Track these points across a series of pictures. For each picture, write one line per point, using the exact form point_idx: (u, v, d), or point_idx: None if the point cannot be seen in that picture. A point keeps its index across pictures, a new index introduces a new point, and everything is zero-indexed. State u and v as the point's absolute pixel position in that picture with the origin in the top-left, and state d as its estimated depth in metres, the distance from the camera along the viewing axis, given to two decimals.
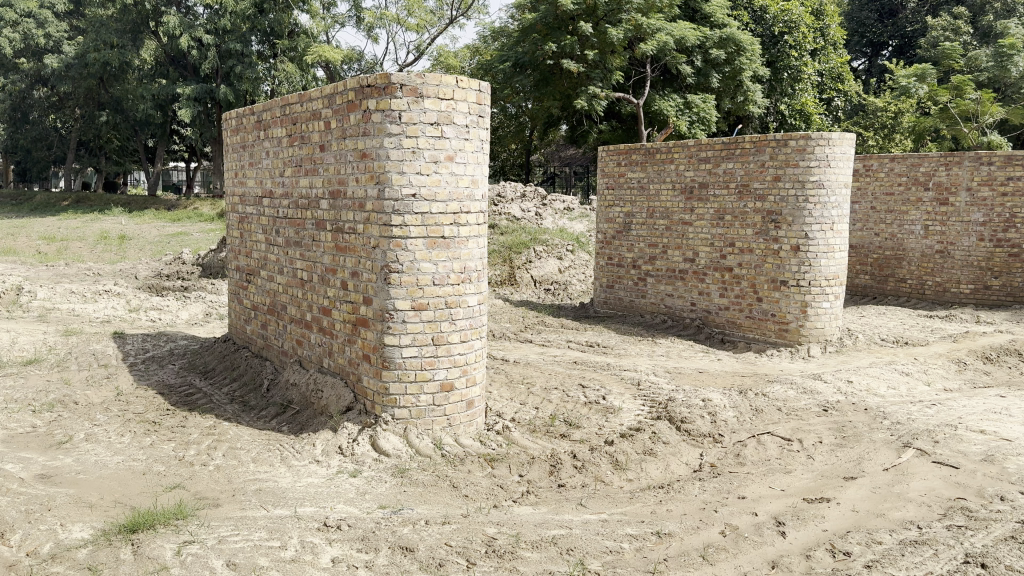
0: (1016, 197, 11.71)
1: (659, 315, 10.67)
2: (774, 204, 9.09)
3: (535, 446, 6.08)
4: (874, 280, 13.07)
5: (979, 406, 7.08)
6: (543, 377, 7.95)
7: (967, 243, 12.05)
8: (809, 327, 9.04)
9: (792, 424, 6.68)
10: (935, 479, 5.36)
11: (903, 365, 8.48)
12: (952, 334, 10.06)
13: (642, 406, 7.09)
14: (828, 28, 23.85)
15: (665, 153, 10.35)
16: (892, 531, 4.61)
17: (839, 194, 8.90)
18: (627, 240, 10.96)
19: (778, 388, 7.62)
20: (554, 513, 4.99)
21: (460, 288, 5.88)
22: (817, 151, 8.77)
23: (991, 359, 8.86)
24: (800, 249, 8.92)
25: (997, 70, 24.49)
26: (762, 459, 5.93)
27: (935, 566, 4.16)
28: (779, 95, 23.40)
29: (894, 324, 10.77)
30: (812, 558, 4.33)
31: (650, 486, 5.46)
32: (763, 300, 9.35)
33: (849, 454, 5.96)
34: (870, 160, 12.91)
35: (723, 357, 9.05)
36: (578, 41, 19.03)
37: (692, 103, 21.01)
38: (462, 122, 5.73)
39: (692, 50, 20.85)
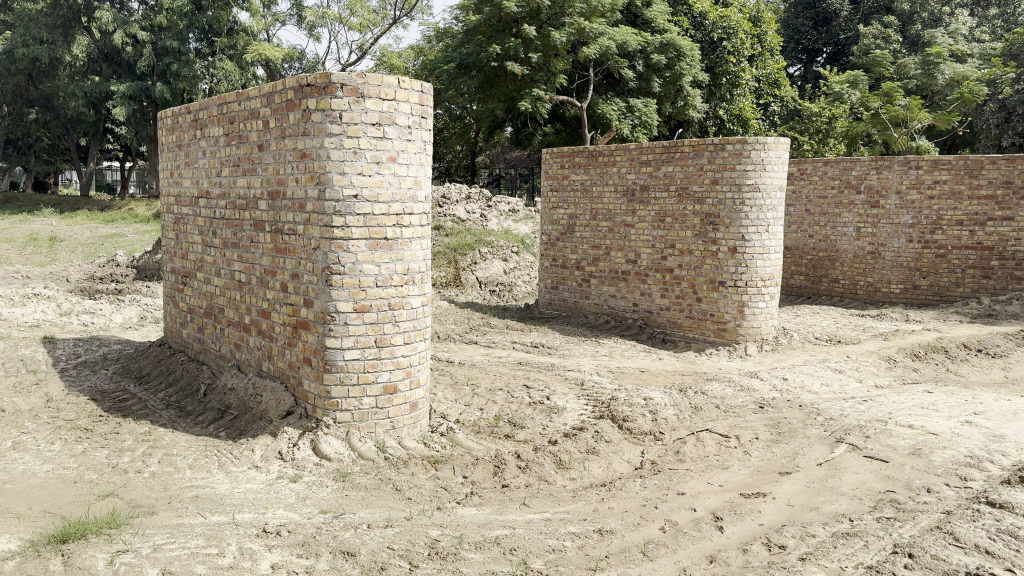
0: (942, 200, 12.08)
1: (602, 316, 10.78)
2: (713, 206, 9.28)
3: (479, 447, 6.08)
4: (809, 281, 13.44)
5: (908, 402, 7.32)
6: (487, 378, 7.96)
7: (897, 244, 12.47)
8: (746, 326, 9.26)
9: (730, 421, 6.82)
10: (866, 473, 5.54)
11: (837, 363, 8.74)
12: (883, 333, 10.38)
13: (585, 405, 7.16)
14: (765, 34, 24.57)
15: (606, 156, 10.45)
16: (825, 524, 4.74)
17: (774, 197, 9.15)
18: (571, 242, 11.05)
19: (716, 386, 7.77)
20: (497, 513, 5.00)
21: (403, 290, 5.85)
22: (753, 155, 8.98)
23: (919, 356, 9.18)
24: (737, 250, 9.12)
25: (924, 78, 25.66)
26: (701, 456, 6.04)
27: (866, 557, 4.29)
28: (718, 99, 23.85)
29: (828, 323, 11.07)
30: (749, 551, 4.43)
31: (592, 485, 5.52)
32: (702, 300, 9.53)
33: (785, 450, 6.11)
34: (804, 164, 13.25)
35: (665, 356, 9.19)
36: (521, 44, 19.14)
37: (634, 107, 21.28)
38: (404, 123, 5.71)
39: (634, 55, 21.09)
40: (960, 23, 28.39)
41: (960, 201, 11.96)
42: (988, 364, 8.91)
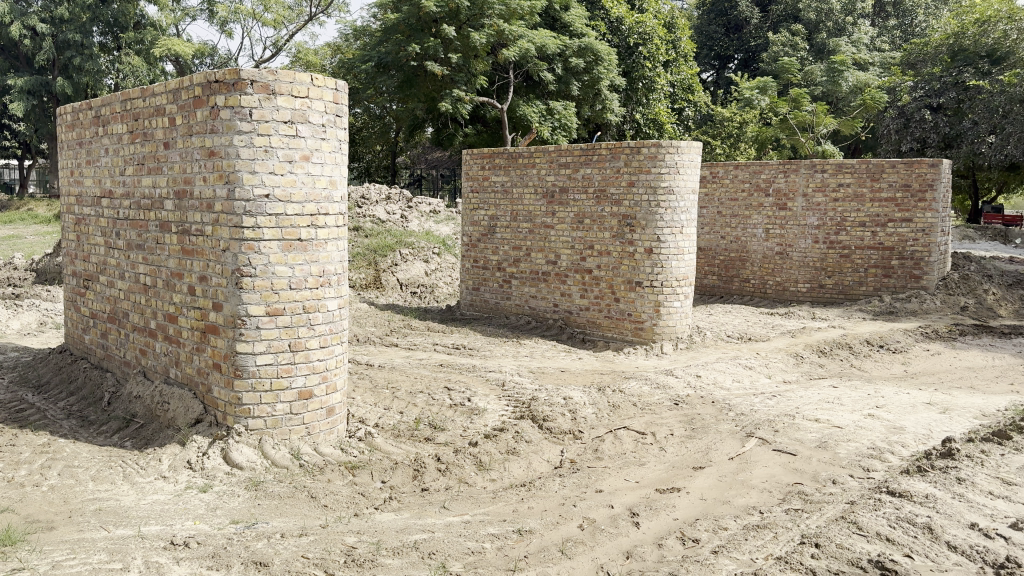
0: (846, 202, 12.59)
1: (523, 316, 10.78)
2: (629, 208, 9.43)
3: (398, 451, 5.99)
4: (721, 280, 13.80)
5: (815, 396, 7.60)
6: (407, 381, 7.86)
7: (803, 245, 12.93)
8: (662, 325, 9.45)
9: (646, 418, 6.93)
10: (775, 466, 5.71)
11: (747, 360, 8.99)
12: (791, 330, 10.75)
13: (506, 406, 7.15)
14: (679, 40, 25.19)
15: (526, 157, 10.47)
16: (737, 517, 4.86)
17: (688, 200, 9.39)
18: (492, 243, 10.99)
19: (633, 385, 7.89)
20: (416, 517, 4.94)
21: (318, 292, 5.72)
22: (667, 159, 9.18)
23: (825, 352, 9.54)
24: (653, 252, 9.31)
25: (830, 84, 26.97)
26: (619, 454, 6.11)
27: (775, 548, 4.40)
28: (634, 104, 24.31)
29: (740, 321, 11.39)
30: (664, 546, 4.50)
31: (512, 485, 5.51)
32: (620, 300, 9.67)
33: (698, 445, 6.25)
34: (716, 167, 13.58)
35: (584, 356, 9.27)
36: (441, 44, 19.04)
37: (554, 109, 21.49)
38: (317, 121, 5.58)
39: (553, 58, 21.20)
40: (863, 32, 29.78)
41: (863, 203, 12.50)
42: (889, 359, 9.33)
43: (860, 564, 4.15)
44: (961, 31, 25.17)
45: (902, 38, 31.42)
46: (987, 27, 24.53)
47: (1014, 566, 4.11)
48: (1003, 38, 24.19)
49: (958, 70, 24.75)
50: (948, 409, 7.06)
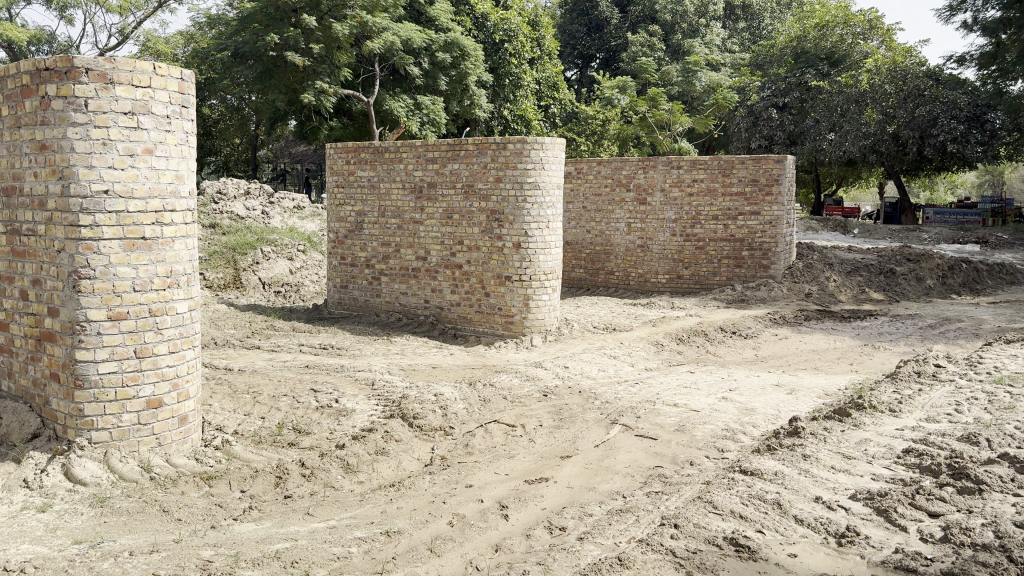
0: (700, 197, 13.16)
1: (394, 313, 10.57)
2: (497, 204, 9.50)
3: (258, 458, 5.76)
4: (587, 273, 14.14)
5: (674, 382, 7.93)
6: (270, 385, 7.55)
7: (662, 238, 13.44)
8: (531, 318, 9.59)
9: (516, 411, 6.99)
10: (638, 451, 5.90)
11: (612, 350, 9.25)
12: (652, 319, 11.16)
13: (375, 406, 7.01)
14: (544, 38, 25.64)
15: (392, 152, 10.25)
16: (601, 503, 4.98)
17: (553, 195, 9.57)
18: (360, 239, 10.69)
19: (503, 377, 7.95)
20: (278, 526, 4.77)
21: (165, 294, 5.40)
22: (533, 154, 9.31)
23: (683, 339, 9.94)
24: (521, 246, 9.42)
25: (685, 84, 28.15)
26: (489, 447, 6.13)
27: (637, 531, 4.54)
28: (502, 100, 24.41)
29: (606, 312, 11.71)
30: (532, 536, 4.54)
31: (381, 486, 5.42)
32: (490, 295, 9.71)
33: (566, 434, 6.37)
34: (580, 164, 13.88)
35: (455, 352, 9.24)
36: (302, 34, 18.49)
37: (422, 104, 21.27)
38: (161, 113, 5.26)
39: (420, 52, 20.86)
40: (714, 35, 31.32)
41: (716, 197, 13.09)
42: (741, 345, 9.85)
43: (716, 542, 4.33)
44: (802, 35, 26.88)
45: (750, 40, 33.26)
46: (826, 31, 26.31)
47: (853, 534, 4.41)
48: (840, 42, 26.05)
49: (801, 71, 26.48)
50: (795, 390, 7.53)
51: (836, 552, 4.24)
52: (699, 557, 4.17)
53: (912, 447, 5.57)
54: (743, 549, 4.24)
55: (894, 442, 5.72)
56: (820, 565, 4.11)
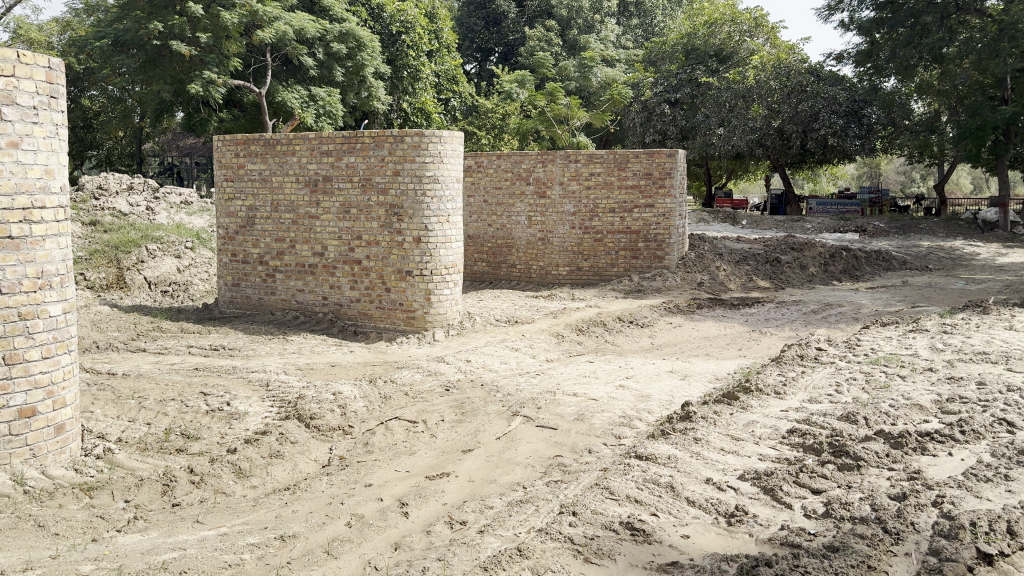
0: (597, 190, 13.38)
1: (290, 311, 10.26)
2: (396, 197, 9.39)
3: (143, 466, 5.51)
4: (490, 267, 14.17)
5: (574, 371, 8.06)
6: (157, 389, 7.23)
7: (562, 231, 13.60)
8: (433, 313, 9.53)
9: (417, 407, 6.92)
10: (539, 441, 5.96)
11: (513, 342, 9.30)
12: (553, 311, 11.29)
13: (270, 407, 6.81)
14: (441, 30, 25.57)
15: (285, 145, 9.96)
16: (502, 494, 5.00)
17: (452, 189, 9.56)
18: (252, 235, 10.34)
19: (405, 373, 7.86)
20: (165, 536, 4.58)
21: (36, 296, 5.09)
22: (431, 148, 9.28)
23: (583, 330, 10.09)
24: (421, 241, 9.35)
25: (582, 79, 28.56)
26: (389, 445, 6.05)
27: (536, 521, 4.56)
28: (400, 92, 24.08)
29: (507, 305, 11.76)
30: (432, 532, 4.50)
31: (275, 490, 5.27)
32: (391, 290, 9.59)
33: (467, 428, 6.36)
34: (480, 157, 13.87)
35: (355, 349, 9.07)
36: (187, 23, 17.73)
37: (317, 96, 20.76)
38: (26, 104, 4.94)
39: (313, 42, 20.38)
40: (609, 31, 31.96)
41: (612, 190, 13.34)
42: (638, 334, 10.10)
43: (613, 527, 4.42)
44: (693, 32, 27.69)
45: (644, 36, 34.04)
46: (715, 28, 27.22)
47: (742, 513, 4.58)
48: (728, 39, 26.99)
49: (692, 67, 27.37)
50: (688, 375, 7.79)
51: (726, 532, 4.38)
52: (596, 543, 4.24)
53: (796, 427, 5.84)
54: (639, 533, 4.34)
55: (780, 422, 5.99)
56: (711, 544, 4.25)
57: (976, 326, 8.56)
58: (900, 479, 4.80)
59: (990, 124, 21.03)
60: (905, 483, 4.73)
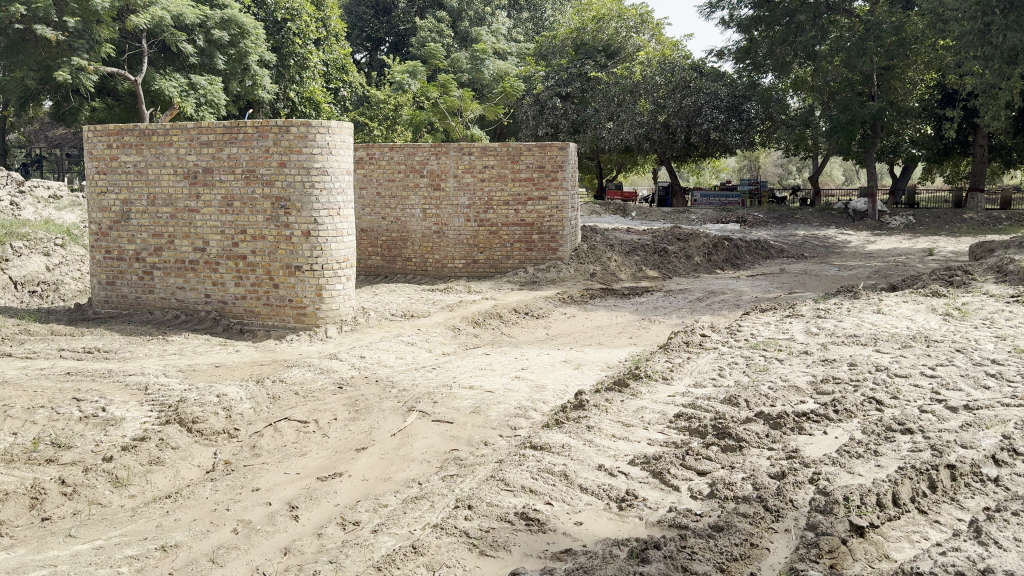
0: (491, 182, 13.39)
1: (170, 310, 9.81)
2: (283, 189, 9.11)
3: (9, 480, 5.15)
4: (384, 260, 13.93)
5: (469, 364, 8.04)
6: (25, 397, 6.76)
7: (457, 223, 13.54)
8: (324, 309, 9.31)
9: (308, 406, 6.73)
10: (434, 436, 5.91)
11: (409, 336, 9.20)
12: (449, 304, 11.23)
13: (150, 412, 6.49)
14: (329, 19, 24.93)
15: (161, 135, 9.49)
16: (396, 492, 4.92)
17: (342, 180, 9.37)
18: (127, 230, 9.82)
19: (295, 372, 7.65)
20: (32, 553, 4.30)
21: None
22: (318, 138, 9.04)
23: (479, 322, 10.07)
24: (310, 234, 9.12)
25: (474, 71, 28.29)
26: (278, 447, 5.86)
27: (431, 516, 4.50)
28: (287, 81, 23.47)
29: (402, 299, 11.61)
30: (323, 535, 4.38)
31: (156, 498, 5.02)
32: (279, 286, 9.30)
33: (361, 426, 6.23)
34: (372, 149, 13.59)
35: (241, 348, 8.75)
36: (53, 6, 16.68)
37: (197, 84, 19.81)
38: None
39: (193, 28, 19.53)
40: (500, 23, 32.10)
41: (506, 182, 13.39)
42: (533, 324, 10.19)
43: (508, 518, 4.41)
44: (582, 27, 28.17)
45: (534, 30, 34.37)
46: (603, 24, 27.78)
47: (632, 497, 4.67)
48: (615, 35, 27.69)
49: (581, 62, 27.78)
50: (581, 364, 7.91)
51: (617, 517, 4.46)
52: (491, 536, 4.23)
53: (682, 411, 6.01)
54: (533, 523, 4.36)
55: (667, 407, 6.16)
56: (603, 530, 4.32)
57: (847, 310, 9.05)
58: (779, 458, 5.01)
59: (858, 119, 22.33)
60: (784, 462, 4.95)
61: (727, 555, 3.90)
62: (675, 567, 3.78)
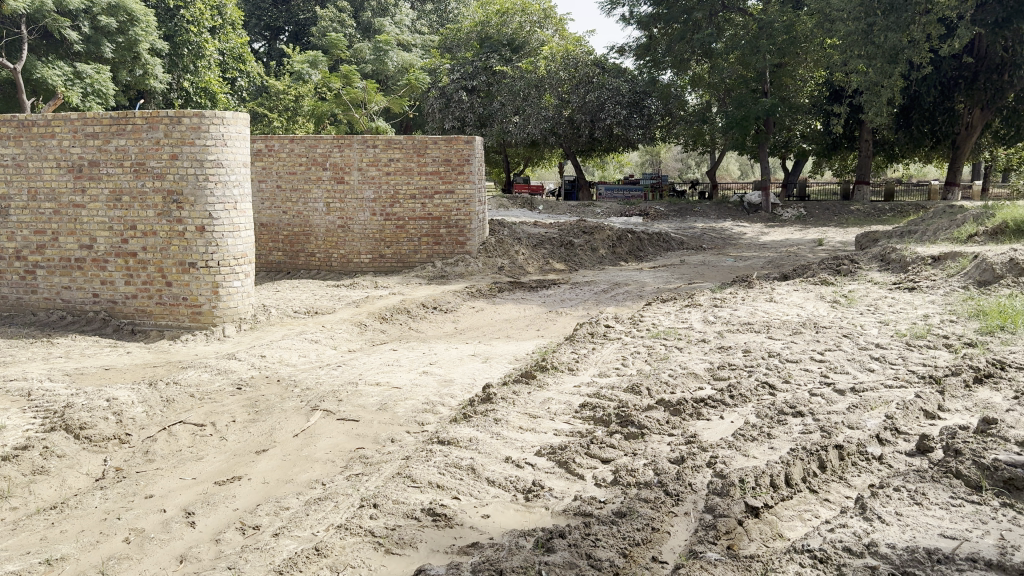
0: (397, 175, 13.23)
1: (55, 311, 9.29)
2: (174, 183, 8.75)
3: None
4: (286, 256, 13.60)
5: (376, 361, 7.94)
6: None
7: (362, 218, 13.33)
8: (221, 307, 9.02)
9: (205, 409, 6.50)
10: (339, 435, 5.81)
11: (313, 334, 8.99)
12: (355, 300, 11.06)
13: (32, 419, 6.12)
14: (225, 7, 24.09)
15: (42, 127, 8.97)
16: (298, 494, 4.80)
17: (238, 173, 9.09)
18: (6, 228, 9.27)
19: (191, 373, 7.37)
20: None
21: None
22: (212, 130, 8.74)
23: (386, 317, 9.94)
24: (205, 230, 8.81)
25: (377, 62, 27.95)
26: (173, 452, 5.64)
27: (335, 517, 4.42)
28: (180, 71, 22.60)
29: (306, 296, 11.37)
30: (222, 541, 4.25)
31: (40, 510, 4.75)
32: (172, 284, 8.94)
33: (261, 427, 6.06)
34: (271, 141, 13.23)
35: (133, 350, 8.37)
36: None
37: (83, 73, 18.84)
38: None
39: (77, 14, 18.51)
40: (404, 14, 31.84)
41: (412, 176, 13.26)
42: (441, 319, 10.15)
43: (414, 515, 4.38)
44: (486, 21, 28.21)
45: (438, 22, 34.26)
46: (507, 18, 27.91)
47: (539, 488, 4.71)
48: (519, 29, 27.86)
49: (486, 55, 27.81)
50: (489, 357, 7.93)
51: (524, 508, 4.49)
52: (397, 534, 4.19)
53: (587, 401, 6.10)
54: (440, 518, 4.34)
55: (573, 398, 6.24)
56: (510, 521, 4.34)
57: (742, 299, 9.40)
58: (679, 444, 5.16)
59: (753, 116, 23.18)
60: (684, 447, 5.10)
61: (630, 541, 3.98)
62: (580, 554, 3.83)
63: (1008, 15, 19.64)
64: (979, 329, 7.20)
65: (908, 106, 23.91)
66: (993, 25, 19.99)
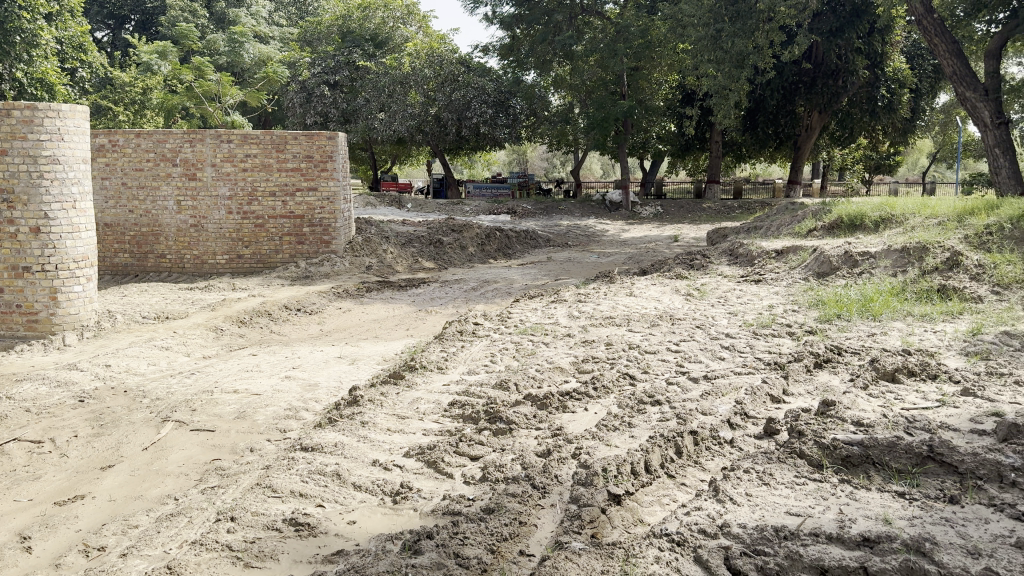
0: (254, 172, 12.74)
1: None
2: (4, 181, 8.09)
3: None
4: (134, 259, 12.90)
5: (233, 367, 7.60)
6: None
7: (217, 216, 12.73)
8: (61, 314, 8.40)
9: (42, 425, 6.03)
10: (193, 447, 5.53)
11: (163, 340, 8.51)
12: (211, 303, 10.58)
13: None
14: None
15: None
16: (149, 511, 4.54)
17: (76, 170, 8.51)
18: None
19: (26, 387, 6.82)
20: None
21: None
22: (46, 123, 8.16)
23: (245, 321, 9.55)
24: (40, 231, 8.21)
25: (232, 54, 26.89)
26: (5, 472, 5.20)
27: (189, 532, 4.20)
28: (13, 60, 20.80)
29: (156, 300, 10.77)
30: (62, 566, 3.95)
31: None
32: (4, 291, 8.26)
33: (107, 442, 5.69)
34: (115, 135, 12.53)
35: None
36: None
37: None
38: None
39: None
40: (260, 6, 30.91)
41: (271, 172, 12.82)
42: (306, 321, 9.86)
43: (275, 526, 4.24)
44: (347, 15, 27.76)
45: (297, 14, 33.47)
46: (368, 13, 27.57)
47: (406, 489, 4.66)
48: (382, 25, 27.56)
49: (349, 50, 27.32)
50: (355, 359, 7.77)
51: (391, 511, 4.44)
52: (257, 547, 4.03)
53: (455, 399, 6.10)
54: (303, 528, 4.22)
55: (441, 397, 6.21)
56: (376, 526, 4.27)
57: (604, 294, 9.66)
58: (545, 437, 5.24)
59: (613, 116, 23.91)
60: (549, 440, 5.18)
61: (497, 537, 4.00)
62: (448, 554, 3.82)
63: (841, 25, 21.59)
64: (819, 317, 7.74)
65: (754, 109, 25.42)
66: (828, 34, 21.84)
